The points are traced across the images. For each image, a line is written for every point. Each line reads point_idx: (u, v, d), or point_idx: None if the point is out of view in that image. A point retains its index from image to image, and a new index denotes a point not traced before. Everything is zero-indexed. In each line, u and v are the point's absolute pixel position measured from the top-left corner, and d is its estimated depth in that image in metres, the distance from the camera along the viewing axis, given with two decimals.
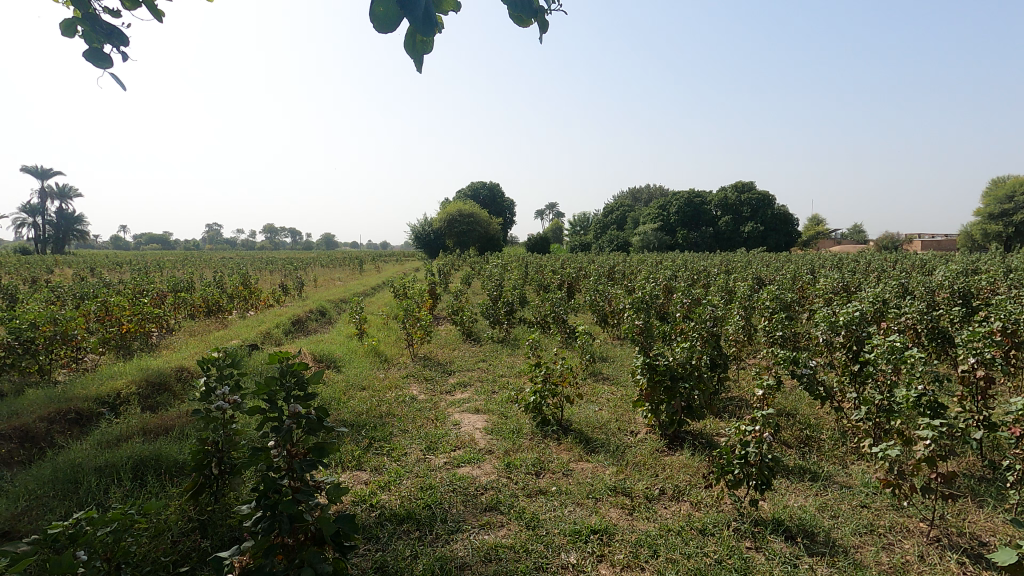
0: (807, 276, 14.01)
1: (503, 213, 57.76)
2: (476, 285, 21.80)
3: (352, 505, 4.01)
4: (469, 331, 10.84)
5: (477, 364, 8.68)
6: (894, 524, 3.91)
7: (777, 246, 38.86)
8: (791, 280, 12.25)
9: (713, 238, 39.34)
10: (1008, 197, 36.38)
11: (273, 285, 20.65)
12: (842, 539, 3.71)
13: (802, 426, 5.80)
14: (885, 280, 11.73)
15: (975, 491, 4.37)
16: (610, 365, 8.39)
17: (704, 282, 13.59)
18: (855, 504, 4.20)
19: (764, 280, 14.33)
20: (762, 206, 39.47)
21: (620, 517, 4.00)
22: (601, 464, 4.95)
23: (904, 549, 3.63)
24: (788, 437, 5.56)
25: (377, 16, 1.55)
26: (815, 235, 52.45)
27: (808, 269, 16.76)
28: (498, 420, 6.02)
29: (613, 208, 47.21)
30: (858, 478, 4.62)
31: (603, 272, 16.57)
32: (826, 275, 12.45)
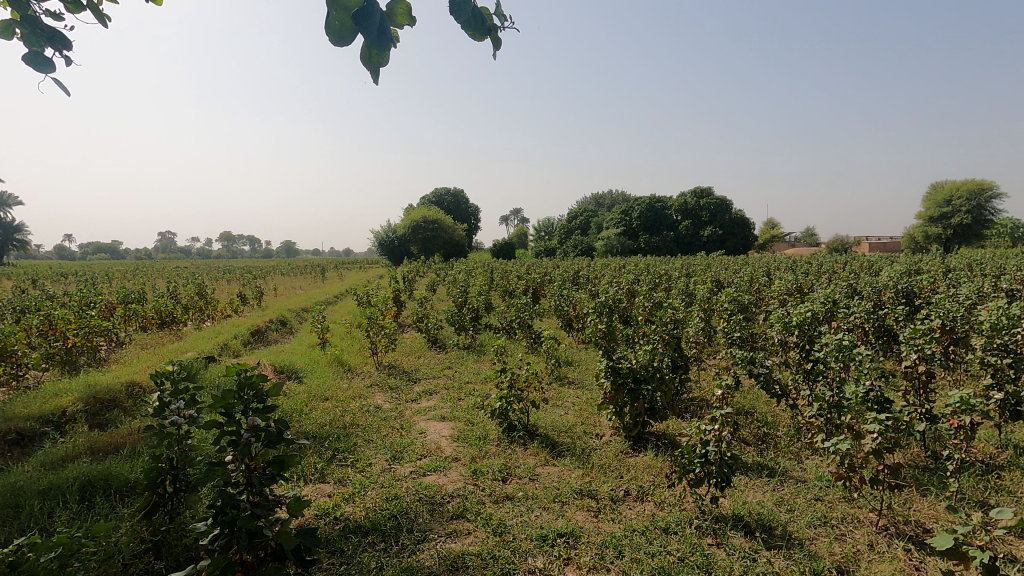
0: (764, 278, 14.54)
1: (469, 219, 57.77)
2: (442, 292, 21.73)
3: (315, 519, 3.93)
4: (435, 338, 10.78)
5: (443, 371, 8.64)
6: (845, 515, 4.08)
7: (736, 249, 40.14)
8: (748, 282, 12.68)
9: (675, 243, 40.29)
10: (946, 201, 38.56)
11: (231, 295, 20.04)
12: (798, 532, 3.85)
13: (760, 423, 6.00)
14: (836, 281, 12.26)
15: (919, 481, 4.60)
16: (575, 369, 8.48)
17: (666, 286, 13.91)
18: (810, 497, 4.37)
19: (723, 281, 14.76)
20: (721, 211, 40.70)
21: (586, 519, 4.05)
22: (567, 467, 5.00)
23: (855, 538, 3.80)
24: (746, 435, 5.73)
25: (332, 29, 1.56)
26: (770, 238, 54.36)
27: (763, 271, 17.37)
28: (464, 427, 6.01)
29: (577, 213, 47.77)
30: (812, 473, 4.81)
31: (568, 277, 16.77)
32: (781, 278, 12.94)
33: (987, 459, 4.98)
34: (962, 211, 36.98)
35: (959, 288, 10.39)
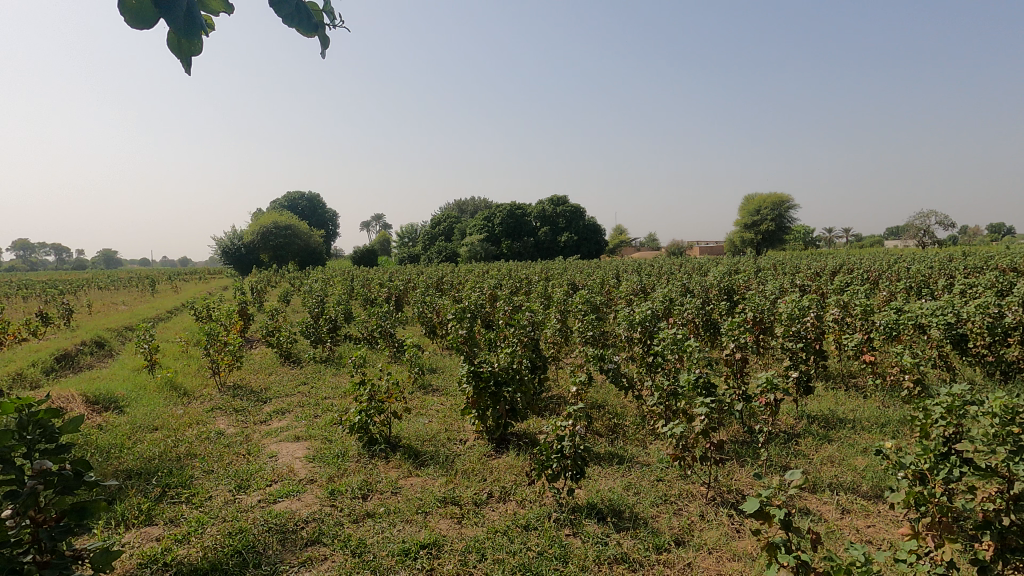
0: (613, 280, 15.76)
1: (326, 225, 54.86)
2: (297, 303, 20.31)
3: (139, 569, 3.40)
4: (288, 352, 10.03)
5: (297, 387, 8.06)
6: (682, 491, 4.55)
7: (589, 253, 43.14)
8: (600, 284, 13.65)
9: (535, 248, 42.11)
10: (756, 211, 45.17)
11: (27, 315, 16.77)
12: (643, 512, 4.20)
13: (611, 415, 6.46)
14: (673, 281, 13.70)
15: (739, 454, 5.29)
16: (439, 376, 8.43)
17: (527, 290, 14.45)
18: (653, 479, 4.80)
19: (578, 284, 15.72)
20: (575, 218, 43.45)
21: (449, 527, 4.03)
22: (430, 476, 4.94)
23: (690, 511, 4.25)
24: (599, 427, 6.14)
25: (130, 10, 1.31)
26: (619, 243, 59.19)
27: (613, 274, 18.82)
28: (321, 446, 5.66)
29: (441, 220, 47.80)
30: (654, 456, 5.30)
31: (431, 283, 16.66)
32: (627, 280, 14.14)
33: (787, 429, 5.90)
34: (768, 220, 43.62)
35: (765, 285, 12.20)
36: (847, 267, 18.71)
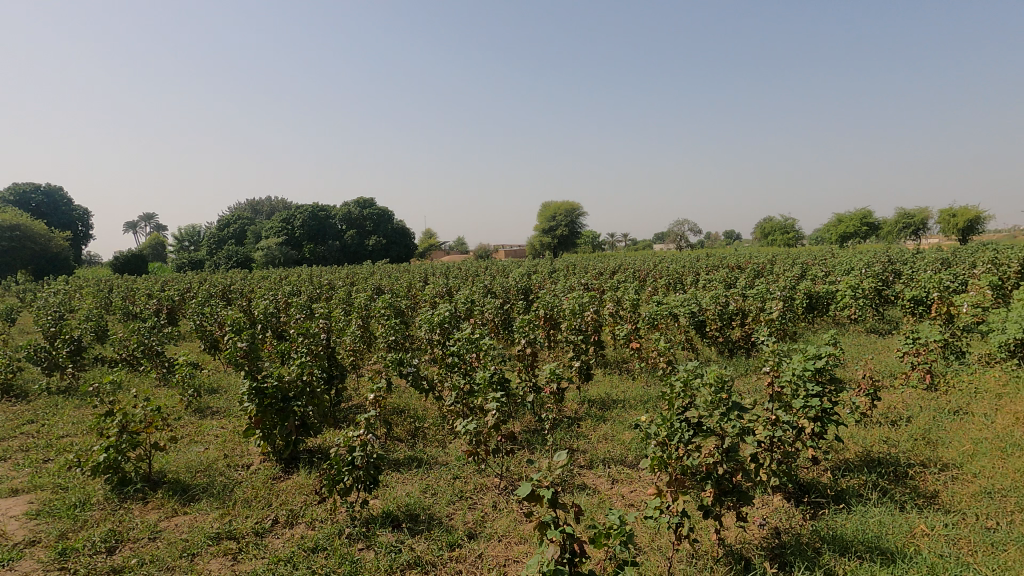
0: (419, 283, 15.80)
1: (74, 225, 45.08)
2: (25, 322, 16.24)
3: None
4: (7, 384, 7.94)
5: (20, 428, 6.42)
6: (477, 486, 4.74)
7: (398, 257, 43.70)
8: (405, 288, 13.57)
9: (340, 253, 40.40)
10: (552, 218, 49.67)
11: None
12: (439, 512, 4.27)
13: (412, 419, 6.44)
14: (476, 283, 14.28)
15: (530, 442, 5.71)
16: (220, 397, 7.48)
17: (327, 296, 13.70)
18: (450, 477, 4.91)
19: (383, 288, 15.41)
20: (381, 223, 43.92)
21: (223, 566, 3.58)
22: (203, 512, 4.33)
23: (483, 503, 4.44)
24: (399, 432, 6.07)
25: None
26: (428, 246, 59.72)
27: (420, 278, 18.84)
28: (51, 497, 4.57)
29: (230, 221, 42.88)
30: (453, 455, 5.42)
31: (214, 292, 14.77)
32: (433, 284, 14.31)
33: (571, 414, 6.54)
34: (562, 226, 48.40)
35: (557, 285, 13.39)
36: (623, 267, 21.56)
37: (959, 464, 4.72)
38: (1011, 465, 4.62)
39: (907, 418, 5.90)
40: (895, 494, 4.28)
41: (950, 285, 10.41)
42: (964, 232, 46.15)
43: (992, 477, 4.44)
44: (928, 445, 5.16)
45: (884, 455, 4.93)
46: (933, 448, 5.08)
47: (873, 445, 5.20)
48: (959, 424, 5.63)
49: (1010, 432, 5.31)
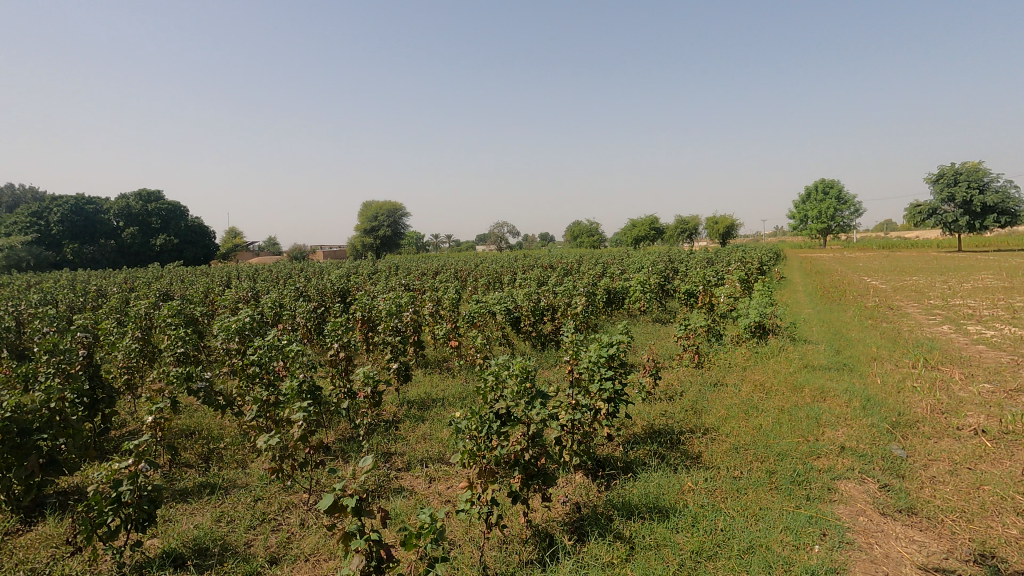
0: (219, 287, 14.12)
1: None
2: None
3: None
4: None
5: None
6: (282, 505, 4.38)
7: (194, 259, 39.13)
8: (199, 293, 12.00)
9: (117, 253, 34.31)
10: None
11: None
12: (235, 541, 3.86)
13: (205, 440, 5.71)
14: (286, 286, 13.24)
15: (344, 451, 5.47)
16: None
17: (94, 305, 11.48)
18: (250, 500, 4.45)
19: (172, 292, 13.43)
20: (171, 219, 38.72)
21: None
22: None
23: (289, 523, 4.13)
24: (188, 457, 5.32)
25: None
26: (233, 245, 53.67)
27: (221, 281, 16.80)
28: None
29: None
30: (255, 475, 4.92)
31: None
32: (235, 288, 12.91)
33: (390, 417, 6.41)
34: None
35: (377, 287, 13.01)
36: (445, 268, 21.82)
37: (716, 427, 5.70)
38: (751, 423, 5.71)
39: (680, 392, 6.94)
40: (670, 458, 4.99)
41: (711, 280, 12.55)
42: (722, 236, 56.08)
43: (738, 435, 5.44)
44: (695, 413, 6.14)
45: (662, 427, 5.73)
46: (698, 416, 6.05)
47: (655, 418, 6.02)
48: (717, 394, 6.81)
49: (750, 397, 6.57)
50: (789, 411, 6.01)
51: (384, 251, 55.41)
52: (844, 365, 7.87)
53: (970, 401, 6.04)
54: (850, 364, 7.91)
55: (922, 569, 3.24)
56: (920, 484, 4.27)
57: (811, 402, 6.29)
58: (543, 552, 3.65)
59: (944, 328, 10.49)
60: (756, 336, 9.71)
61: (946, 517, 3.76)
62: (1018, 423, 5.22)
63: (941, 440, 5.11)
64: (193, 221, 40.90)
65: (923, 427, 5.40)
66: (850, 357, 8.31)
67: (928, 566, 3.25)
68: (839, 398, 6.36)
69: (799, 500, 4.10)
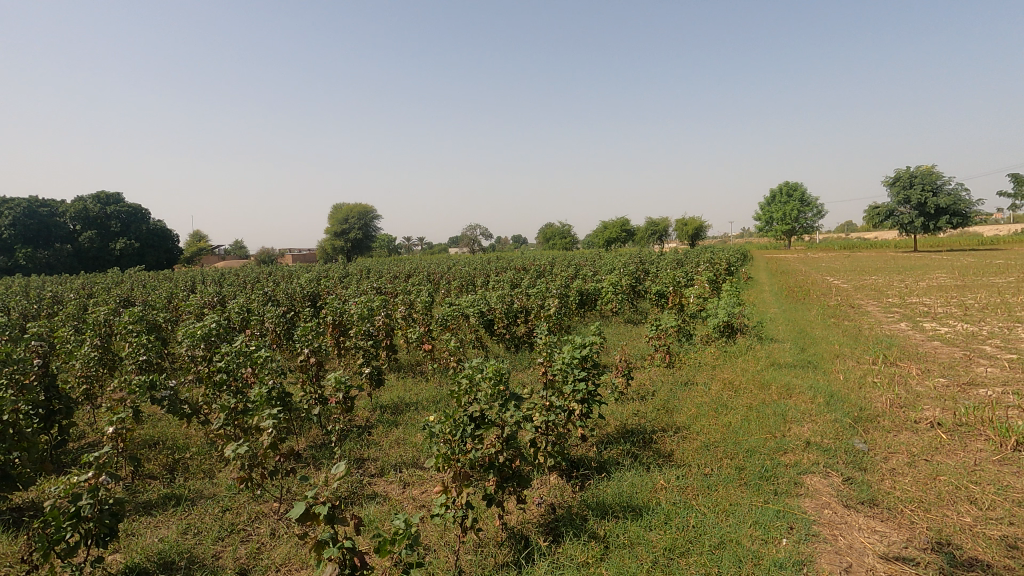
0: (183, 293, 13.76)
1: None
2: None
3: None
4: None
5: None
6: (252, 515, 4.28)
7: (156, 262, 38.28)
8: (163, 299, 11.67)
9: (74, 258, 33.05)
10: None
11: None
12: (202, 553, 3.76)
13: (170, 450, 5.54)
14: (255, 290, 12.98)
15: (316, 458, 5.38)
16: None
17: (50, 312, 11.04)
18: (218, 511, 4.34)
19: (133, 298, 13.01)
20: (132, 222, 37.53)
21: None
22: None
23: (258, 534, 4.03)
24: (152, 467, 5.14)
25: None
26: (197, 249, 52.27)
27: (185, 286, 16.35)
28: None
29: None
30: (222, 485, 4.79)
31: None
32: (200, 292, 12.59)
33: (362, 422, 6.32)
34: None
35: (348, 291, 12.86)
36: (418, 271, 21.67)
37: (687, 426, 5.80)
38: (720, 421, 5.83)
39: (652, 392, 7.05)
40: (643, 457, 5.06)
41: (681, 282, 12.77)
42: (691, 238, 57.15)
43: (709, 432, 5.56)
44: (667, 412, 6.25)
45: (635, 427, 5.80)
46: (670, 415, 6.15)
47: (628, 418, 6.10)
48: (688, 393, 6.93)
49: (720, 396, 6.71)
50: (757, 408, 6.16)
51: (355, 254, 54.74)
52: (809, 363, 8.11)
53: (927, 395, 6.30)
54: (814, 361, 8.16)
55: (884, 558, 3.35)
56: (880, 476, 4.43)
57: (778, 399, 6.46)
58: (518, 554, 3.66)
59: (902, 325, 10.91)
60: (725, 335, 9.92)
61: (906, 507, 3.90)
62: (970, 415, 5.46)
63: (900, 433, 5.32)
64: (155, 224, 39.78)
65: (883, 421, 5.60)
66: (814, 354, 8.57)
67: (889, 556, 3.37)
68: (805, 394, 6.54)
69: (767, 495, 4.20)
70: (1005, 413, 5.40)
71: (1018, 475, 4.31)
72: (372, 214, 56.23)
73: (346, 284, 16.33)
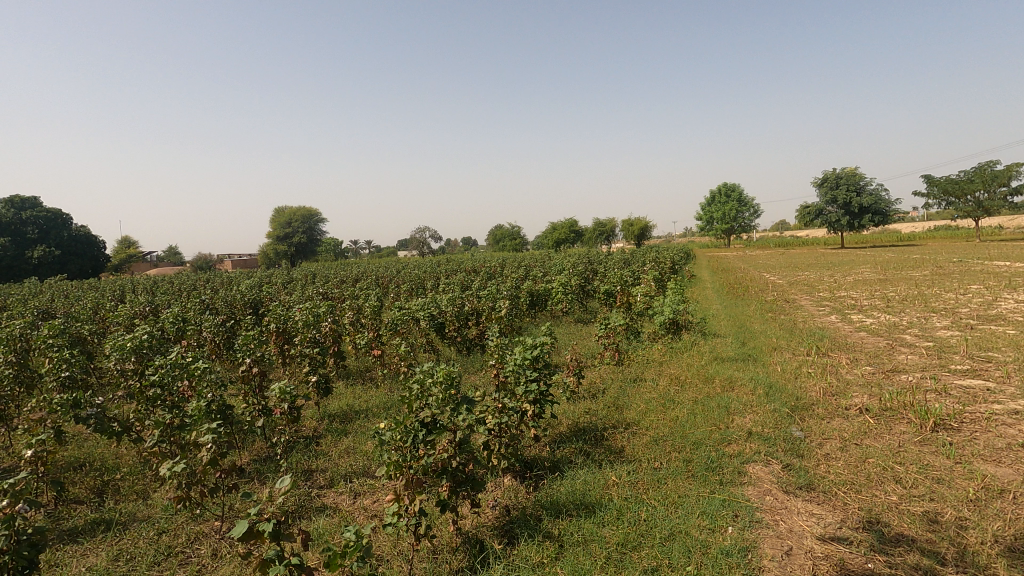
0: (111, 303, 12.93)
1: None
2: None
3: None
4: None
5: None
6: (191, 536, 4.06)
7: (81, 272, 35.81)
8: (87, 310, 10.90)
9: None
10: None
11: None
12: None
13: (98, 472, 5.18)
14: (190, 298, 12.36)
15: (260, 472, 5.17)
16: None
17: None
18: (153, 534, 4.09)
19: (53, 310, 12.09)
20: (52, 229, 35.03)
21: None
22: None
23: (200, 555, 3.84)
24: (78, 491, 4.79)
25: None
26: (127, 256, 49.28)
27: (113, 296, 15.40)
28: None
29: None
30: (158, 506, 4.52)
31: None
32: (129, 302, 11.85)
33: (309, 433, 6.12)
34: None
35: (292, 297, 12.44)
36: (364, 275, 21.23)
37: (637, 422, 5.93)
38: (668, 416, 6.01)
39: (602, 390, 7.17)
40: (594, 454, 5.14)
41: (628, 281, 13.07)
42: (637, 238, 58.59)
43: (657, 427, 5.71)
44: (617, 409, 6.37)
45: (587, 425, 5.88)
46: (620, 412, 6.27)
47: (579, 416, 6.18)
48: (636, 389, 7.09)
49: (667, 391, 6.91)
50: (703, 401, 6.39)
51: (300, 259, 53.03)
52: (749, 356, 8.47)
53: (855, 382, 6.71)
54: (754, 354, 8.54)
55: (821, 540, 3.54)
56: (816, 461, 4.67)
57: (721, 392, 6.72)
58: (473, 558, 3.64)
59: (833, 318, 11.56)
60: (671, 332, 10.24)
61: (839, 490, 4.14)
62: (894, 399, 5.86)
63: (833, 419, 5.64)
64: (78, 230, 37.22)
65: (817, 408, 5.92)
66: (754, 348, 8.97)
67: (825, 537, 3.55)
68: (746, 386, 6.84)
69: (713, 486, 4.36)
70: (924, 397, 5.83)
71: (936, 453, 4.66)
72: (316, 219, 54.91)
73: (291, 290, 15.84)
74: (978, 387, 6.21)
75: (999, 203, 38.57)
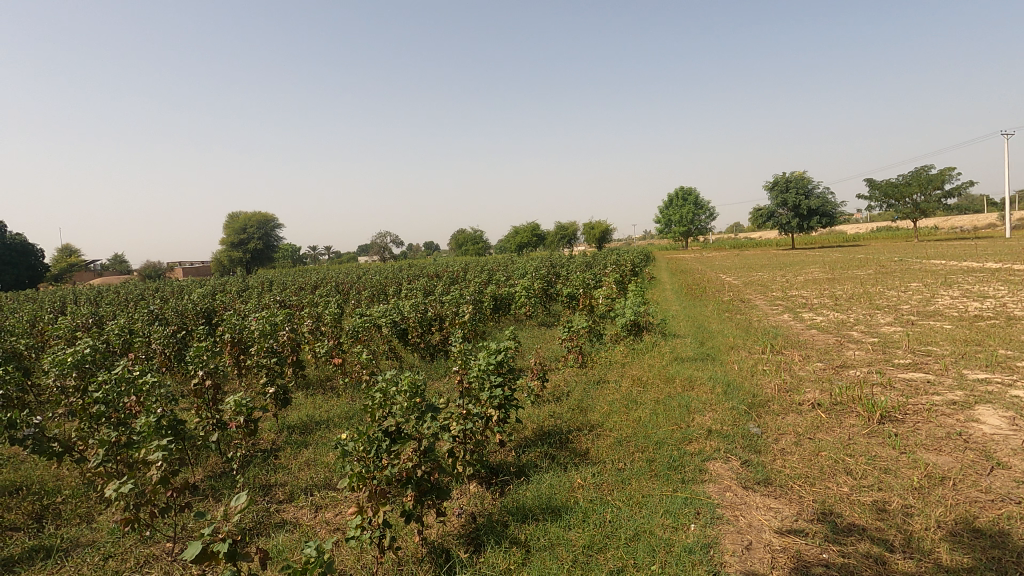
0: (51, 314, 12.25)
1: None
2: None
3: None
4: None
5: None
6: (140, 559, 3.86)
7: (16, 281, 33.74)
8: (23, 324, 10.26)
9: None
10: None
11: None
12: None
13: (36, 496, 4.87)
14: (137, 309, 11.84)
15: (215, 488, 4.97)
16: None
17: None
18: (98, 559, 3.87)
19: None
20: None
21: None
22: None
23: None
24: (13, 518, 4.48)
25: None
26: (68, 266, 46.73)
27: (53, 309, 14.61)
28: None
29: None
30: (103, 530, 4.29)
31: None
32: (70, 314, 11.24)
33: (267, 445, 5.93)
34: None
35: (247, 305, 12.06)
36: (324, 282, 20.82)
37: (600, 423, 6.01)
38: (631, 417, 6.09)
39: (566, 393, 7.23)
40: (560, 458, 5.15)
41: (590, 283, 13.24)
42: (598, 241, 59.48)
43: (620, 428, 5.77)
44: (581, 412, 6.43)
45: (551, 429, 5.92)
46: (584, 414, 6.34)
47: (544, 420, 6.20)
48: (600, 391, 7.18)
49: (629, 392, 7.02)
50: (665, 401, 6.52)
51: (256, 265, 51.53)
52: (707, 355, 8.71)
53: (808, 379, 6.98)
54: (712, 354, 8.78)
55: (779, 532, 3.65)
56: (773, 457, 4.82)
57: (681, 391, 6.86)
58: (439, 568, 3.59)
59: (785, 316, 12.00)
60: (632, 334, 10.42)
61: (794, 484, 4.29)
62: (843, 394, 6.12)
63: (787, 415, 5.84)
64: (12, 239, 35.04)
65: (773, 405, 6.12)
66: (712, 347, 9.21)
67: (783, 530, 3.67)
68: (705, 385, 7.02)
69: (675, 484, 4.45)
70: (870, 390, 6.11)
71: (882, 444, 4.88)
72: (274, 224, 53.59)
73: (247, 298, 15.41)
74: (919, 380, 6.55)
75: (934, 204, 40.99)
